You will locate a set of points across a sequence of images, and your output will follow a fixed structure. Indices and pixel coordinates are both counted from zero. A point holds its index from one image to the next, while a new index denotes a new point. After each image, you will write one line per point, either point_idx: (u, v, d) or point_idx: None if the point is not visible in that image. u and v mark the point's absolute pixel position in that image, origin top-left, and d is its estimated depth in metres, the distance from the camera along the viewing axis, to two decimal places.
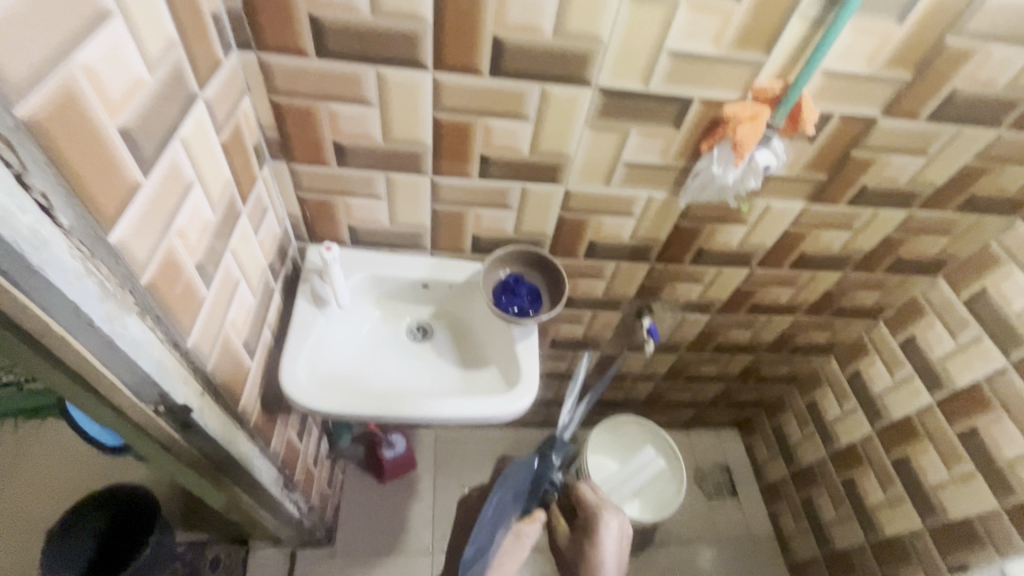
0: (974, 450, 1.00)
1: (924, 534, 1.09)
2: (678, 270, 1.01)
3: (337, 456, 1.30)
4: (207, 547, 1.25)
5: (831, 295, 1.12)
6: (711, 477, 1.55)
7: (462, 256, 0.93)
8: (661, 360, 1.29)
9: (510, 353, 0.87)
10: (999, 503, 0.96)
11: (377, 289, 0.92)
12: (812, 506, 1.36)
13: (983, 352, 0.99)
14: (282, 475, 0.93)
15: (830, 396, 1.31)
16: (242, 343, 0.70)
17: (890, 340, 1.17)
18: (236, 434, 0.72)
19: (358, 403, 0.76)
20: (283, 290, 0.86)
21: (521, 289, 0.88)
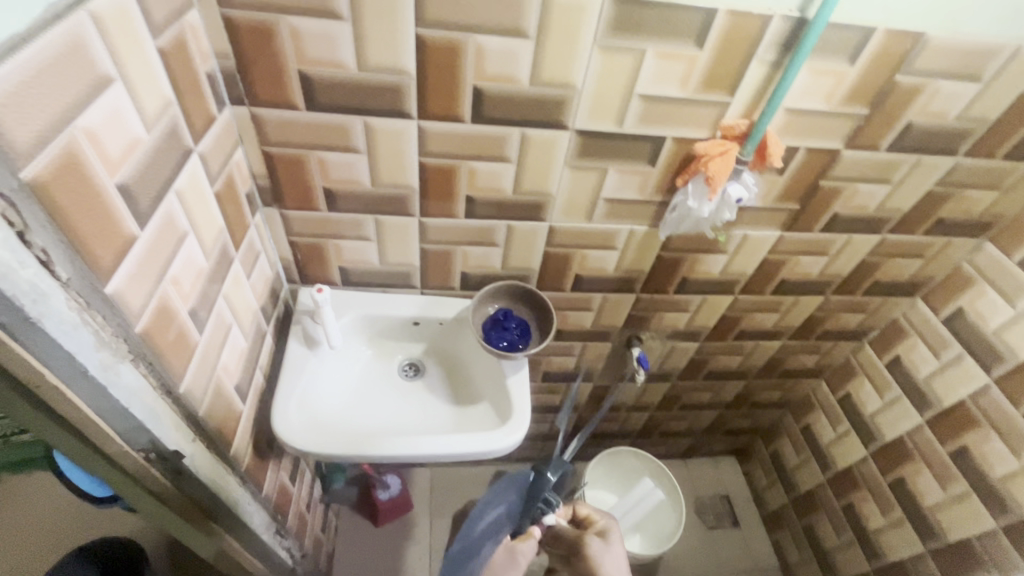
0: (967, 469, 1.00)
1: (927, 557, 1.08)
2: (663, 300, 1.03)
3: (330, 500, 1.27)
4: None
5: (815, 319, 1.15)
6: (712, 507, 1.53)
7: (451, 292, 0.95)
8: (654, 389, 1.30)
9: (501, 387, 0.87)
10: (996, 522, 0.96)
11: (368, 328, 0.93)
12: (815, 534, 1.35)
13: (966, 369, 1.00)
14: (275, 521, 0.91)
15: (824, 419, 1.32)
16: (234, 387, 0.71)
17: (876, 362, 1.18)
18: (227, 478, 0.71)
19: (351, 443, 0.76)
20: (275, 333, 0.87)
21: (511, 323, 0.89)
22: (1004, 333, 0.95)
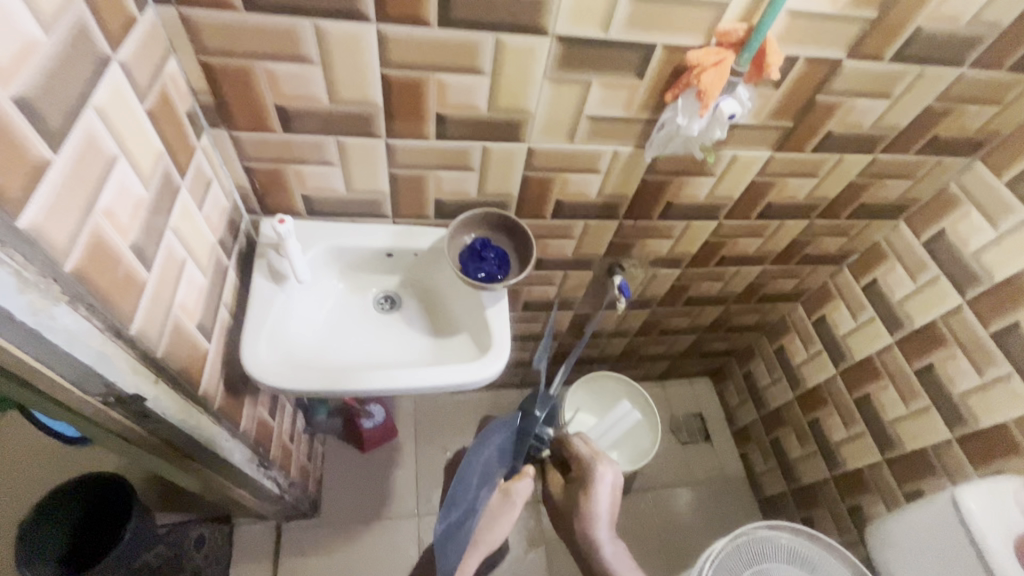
0: (930, 386, 1.04)
1: (883, 465, 1.15)
2: (647, 226, 1.00)
3: (314, 430, 1.29)
4: (191, 526, 1.24)
5: (797, 244, 1.14)
6: (686, 424, 1.61)
7: (425, 221, 0.90)
8: (634, 315, 1.30)
9: (481, 319, 0.85)
10: (951, 434, 1.01)
11: (340, 261, 0.89)
12: (781, 446, 1.42)
13: (941, 291, 1.02)
14: (257, 453, 0.91)
15: (798, 341, 1.35)
16: (195, 326, 0.66)
17: (853, 285, 1.20)
18: (199, 418, 0.69)
19: (328, 380, 0.74)
20: (238, 267, 0.82)
21: (489, 254, 0.85)
22: (983, 256, 0.95)
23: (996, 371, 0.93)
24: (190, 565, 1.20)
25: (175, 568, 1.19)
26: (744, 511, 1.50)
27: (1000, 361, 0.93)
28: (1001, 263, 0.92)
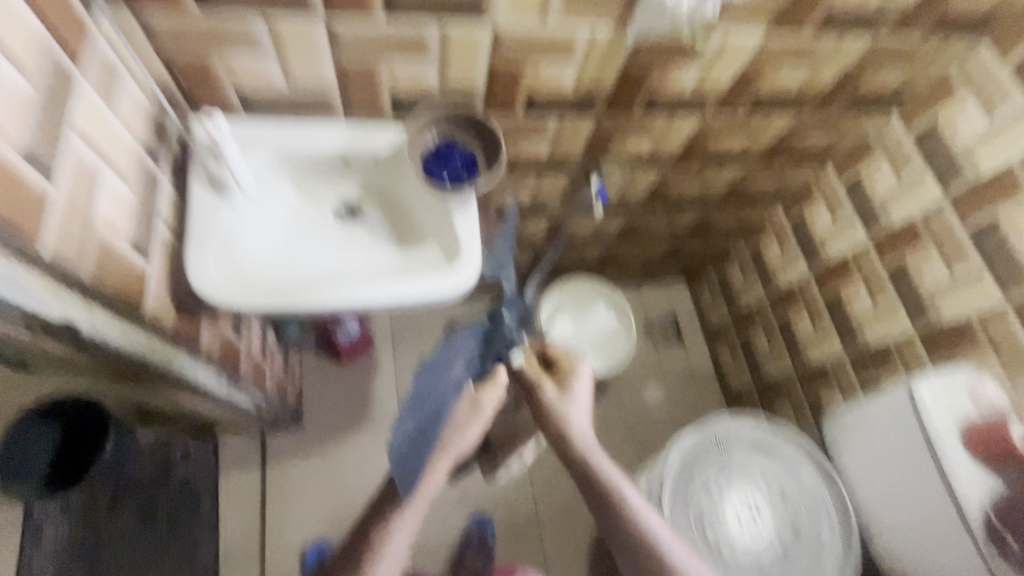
0: (901, 283, 1.05)
1: (845, 359, 1.19)
2: (627, 122, 0.92)
3: (288, 345, 1.27)
4: (174, 441, 1.26)
5: (785, 140, 1.07)
6: (659, 325, 1.64)
7: (381, 119, 0.81)
8: (612, 219, 1.25)
9: (448, 227, 0.79)
10: (914, 329, 1.04)
11: (289, 167, 0.80)
12: (749, 344, 1.47)
13: (925, 187, 0.99)
14: (225, 371, 0.88)
15: (775, 242, 1.34)
16: (129, 247, 0.60)
17: (837, 182, 1.16)
18: (152, 342, 0.65)
19: (284, 296, 0.69)
20: (173, 177, 0.73)
21: (455, 155, 0.77)
22: (973, 149, 0.91)
23: (968, 267, 0.94)
24: (178, 475, 1.24)
25: (165, 479, 1.23)
26: (710, 404, 1.58)
27: (973, 257, 0.93)
28: (990, 155, 0.89)
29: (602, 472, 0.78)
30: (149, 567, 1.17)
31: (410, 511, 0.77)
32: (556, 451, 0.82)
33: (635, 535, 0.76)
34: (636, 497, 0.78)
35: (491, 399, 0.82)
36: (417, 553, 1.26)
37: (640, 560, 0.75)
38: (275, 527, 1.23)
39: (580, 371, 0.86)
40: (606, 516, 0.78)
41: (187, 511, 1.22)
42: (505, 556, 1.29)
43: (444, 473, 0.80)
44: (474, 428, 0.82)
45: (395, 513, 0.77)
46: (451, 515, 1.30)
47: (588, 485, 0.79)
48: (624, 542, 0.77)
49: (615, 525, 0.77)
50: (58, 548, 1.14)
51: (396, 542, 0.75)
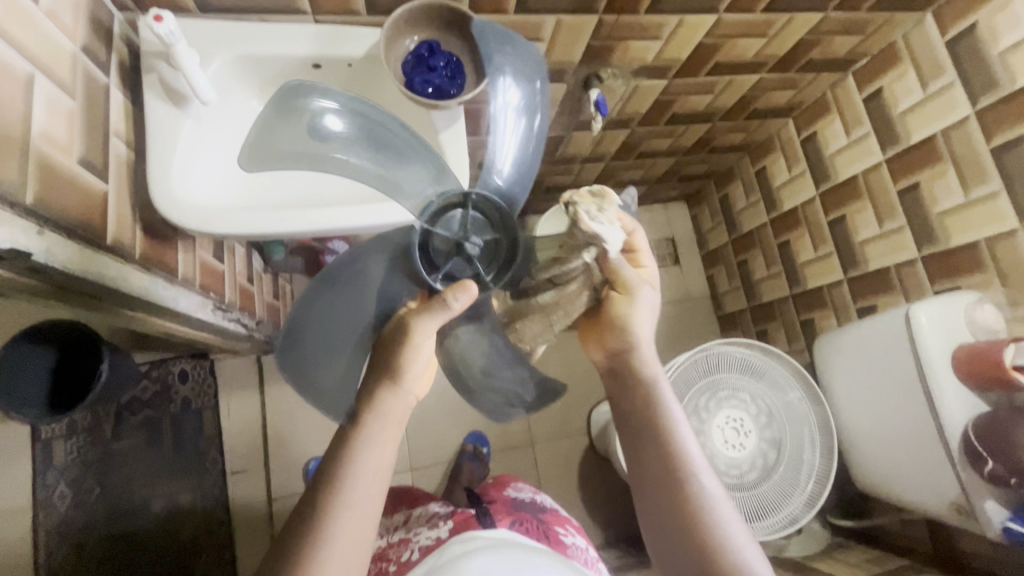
0: (910, 205, 1.00)
1: (843, 284, 1.17)
2: (631, 24, 0.82)
3: (276, 270, 1.23)
4: (171, 363, 1.27)
5: (803, 46, 0.98)
6: (656, 249, 1.60)
7: (356, 20, 0.72)
8: (612, 137, 1.18)
9: (432, 145, 0.73)
10: (918, 253, 1.01)
11: (255, 75, 0.72)
12: (746, 268, 1.45)
13: (952, 100, 0.91)
14: (209, 298, 0.86)
15: (782, 161, 1.27)
16: (76, 162, 0.56)
17: (855, 95, 1.07)
18: (119, 266, 0.62)
19: (257, 220, 0.65)
20: (125, 86, 0.66)
21: (437, 62, 0.70)
22: (1010, 56, 0.83)
23: (984, 189, 0.89)
24: (179, 396, 1.26)
25: (165, 399, 1.26)
26: (704, 327, 1.59)
27: (992, 178, 0.88)
28: None
29: (659, 403, 0.60)
30: (160, 479, 1.22)
31: (370, 445, 0.54)
32: (603, 358, 0.64)
33: (687, 494, 0.55)
34: (694, 446, 0.58)
35: (423, 333, 0.55)
36: (415, 467, 1.32)
37: (683, 535, 0.54)
38: (278, 442, 1.28)
39: (643, 300, 0.60)
40: (651, 457, 0.58)
41: (190, 429, 1.26)
42: (500, 470, 1.35)
43: (409, 400, 0.57)
44: (417, 368, 0.56)
45: (338, 481, 0.52)
46: (447, 433, 1.35)
47: (635, 411, 0.60)
48: (662, 504, 0.56)
49: (659, 469, 0.57)
50: (70, 463, 1.19)
51: (348, 505, 0.51)
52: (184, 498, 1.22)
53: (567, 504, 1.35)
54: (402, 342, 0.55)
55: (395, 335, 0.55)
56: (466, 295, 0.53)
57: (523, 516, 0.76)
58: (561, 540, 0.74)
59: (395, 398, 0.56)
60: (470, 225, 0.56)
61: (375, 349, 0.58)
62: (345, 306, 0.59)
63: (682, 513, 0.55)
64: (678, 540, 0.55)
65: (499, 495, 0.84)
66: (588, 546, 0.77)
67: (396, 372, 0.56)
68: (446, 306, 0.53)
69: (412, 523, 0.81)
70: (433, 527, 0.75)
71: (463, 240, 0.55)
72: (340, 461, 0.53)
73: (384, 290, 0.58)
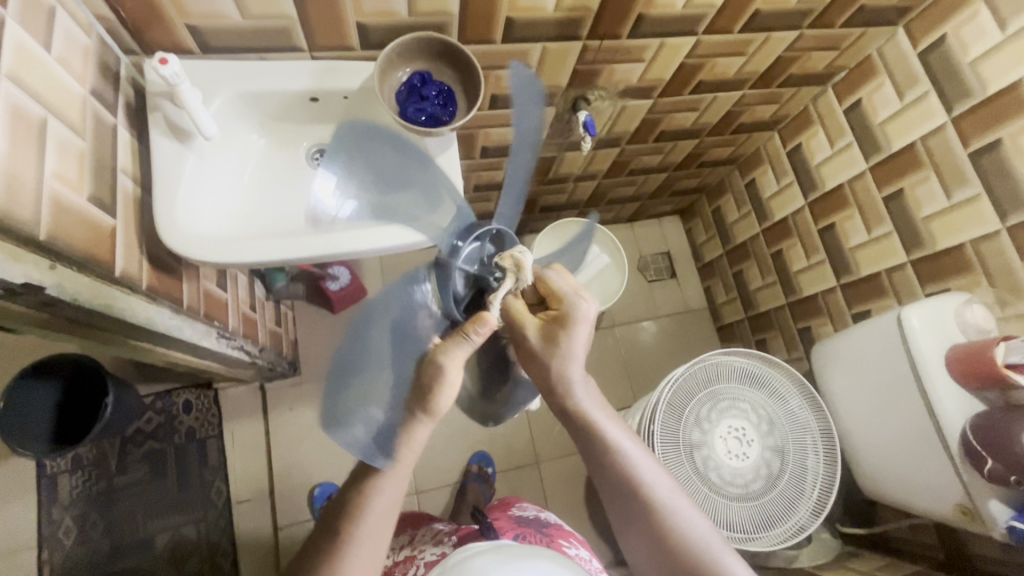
0: (896, 210, 1.03)
1: (837, 291, 1.19)
2: (614, 48, 0.86)
3: (278, 297, 1.25)
4: (176, 393, 1.28)
5: (782, 62, 1.01)
6: (653, 264, 1.62)
7: (351, 55, 0.75)
8: (603, 156, 1.21)
9: None
10: (907, 257, 1.03)
11: (256, 110, 0.76)
12: (742, 278, 1.46)
13: (928, 108, 0.94)
14: (214, 326, 0.88)
15: (770, 172, 1.30)
16: (86, 199, 0.58)
17: (836, 107, 1.11)
18: (127, 297, 0.64)
19: (260, 249, 0.67)
20: (131, 125, 0.69)
21: (430, 91, 0.73)
22: (980, 65, 0.86)
23: (965, 192, 0.91)
24: (183, 426, 1.27)
25: (170, 430, 1.26)
26: (705, 339, 1.60)
27: (972, 182, 0.90)
28: (997, 72, 0.84)
29: (602, 432, 0.64)
30: (164, 512, 1.22)
31: (386, 482, 0.59)
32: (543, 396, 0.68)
33: (649, 512, 0.62)
34: (643, 463, 0.64)
35: (452, 363, 0.58)
36: (420, 490, 1.31)
37: (654, 543, 0.61)
38: (283, 469, 1.28)
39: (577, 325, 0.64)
40: (609, 483, 0.64)
41: (194, 460, 1.26)
42: (506, 490, 1.35)
43: (424, 437, 0.61)
44: (447, 399, 0.59)
45: (355, 515, 0.57)
46: (451, 454, 1.35)
47: (584, 444, 0.66)
48: (632, 522, 0.63)
49: (620, 492, 0.63)
50: (75, 498, 1.19)
51: (366, 537, 0.57)
52: (189, 530, 1.22)
53: (575, 522, 1.33)
54: (437, 376, 0.58)
55: (429, 375, 0.59)
56: (487, 327, 0.58)
57: (527, 530, 0.77)
58: (565, 552, 0.73)
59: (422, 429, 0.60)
60: (488, 260, 0.61)
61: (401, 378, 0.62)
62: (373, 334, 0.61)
63: (648, 528, 0.62)
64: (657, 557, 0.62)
65: (503, 514, 0.84)
66: (592, 558, 0.76)
67: (430, 402, 0.59)
68: (469, 339, 0.58)
69: (416, 541, 0.81)
70: (437, 543, 0.76)
71: (486, 277, 0.60)
72: (363, 492, 0.58)
73: (407, 323, 0.61)
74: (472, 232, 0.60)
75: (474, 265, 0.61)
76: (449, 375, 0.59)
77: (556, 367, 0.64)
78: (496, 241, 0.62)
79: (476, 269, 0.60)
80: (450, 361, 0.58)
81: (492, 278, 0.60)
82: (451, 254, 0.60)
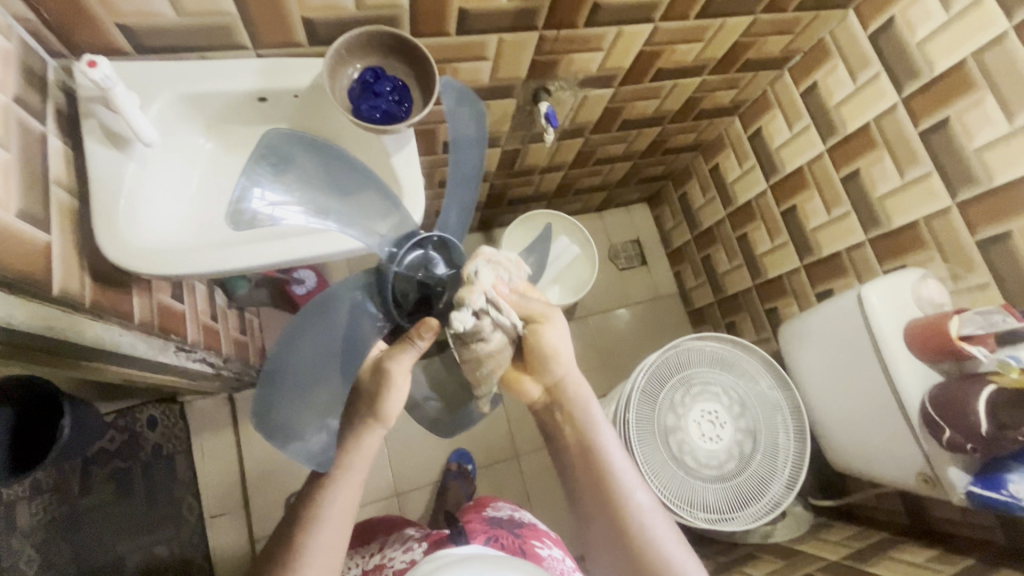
0: (853, 190, 1.05)
1: (800, 271, 1.21)
2: (571, 38, 0.85)
3: (241, 305, 1.21)
4: (139, 410, 1.24)
5: (738, 48, 1.02)
6: (623, 252, 1.63)
7: (299, 51, 0.72)
8: (568, 146, 1.20)
9: (386, 168, 0.74)
10: (865, 236, 1.05)
11: (201, 112, 0.72)
12: (710, 262, 1.48)
13: (880, 89, 0.96)
14: (172, 339, 0.84)
15: (733, 157, 1.32)
16: (14, 216, 0.54)
17: (792, 91, 1.12)
18: (75, 319, 0.62)
19: (212, 261, 0.64)
20: (64, 133, 0.65)
21: (384, 87, 0.71)
22: (927, 46, 0.88)
23: (917, 171, 0.94)
24: (149, 443, 1.22)
25: (134, 448, 1.22)
26: (676, 325, 1.62)
27: (923, 160, 0.93)
28: (943, 52, 0.86)
29: (595, 431, 0.66)
30: (132, 533, 1.17)
31: (339, 491, 0.61)
32: (541, 385, 0.69)
33: (622, 515, 0.63)
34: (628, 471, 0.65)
35: (399, 369, 0.63)
36: (401, 492, 1.30)
37: (619, 550, 0.63)
38: (257, 480, 1.25)
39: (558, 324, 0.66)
40: (590, 482, 0.65)
41: (163, 477, 1.22)
42: (487, 486, 1.34)
43: (376, 446, 0.65)
44: (395, 405, 0.64)
45: (307, 524, 0.59)
46: (430, 454, 1.34)
47: (575, 440, 0.67)
48: (601, 526, 0.64)
49: (596, 493, 0.65)
50: (35, 525, 1.13)
51: (317, 543, 0.59)
52: (162, 549, 1.18)
53: (557, 514, 1.34)
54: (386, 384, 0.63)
55: (375, 384, 0.63)
56: (430, 331, 0.61)
57: (500, 531, 0.77)
58: (537, 554, 0.74)
59: (373, 435, 0.64)
60: (431, 267, 0.67)
61: (354, 396, 0.66)
62: (326, 339, 0.65)
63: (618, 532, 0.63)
64: (617, 557, 0.63)
65: (477, 515, 0.84)
66: (565, 556, 0.77)
67: (378, 408, 0.64)
68: (415, 345, 0.62)
69: (387, 548, 0.80)
70: (407, 550, 0.76)
71: (429, 284, 0.66)
72: (314, 496, 0.61)
73: (347, 331, 0.66)
74: (409, 240, 0.67)
75: (417, 274, 0.66)
76: (395, 380, 0.63)
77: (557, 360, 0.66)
78: (439, 249, 0.68)
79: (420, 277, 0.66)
80: (392, 368, 0.63)
81: (436, 286, 0.66)
82: (389, 261, 0.66)
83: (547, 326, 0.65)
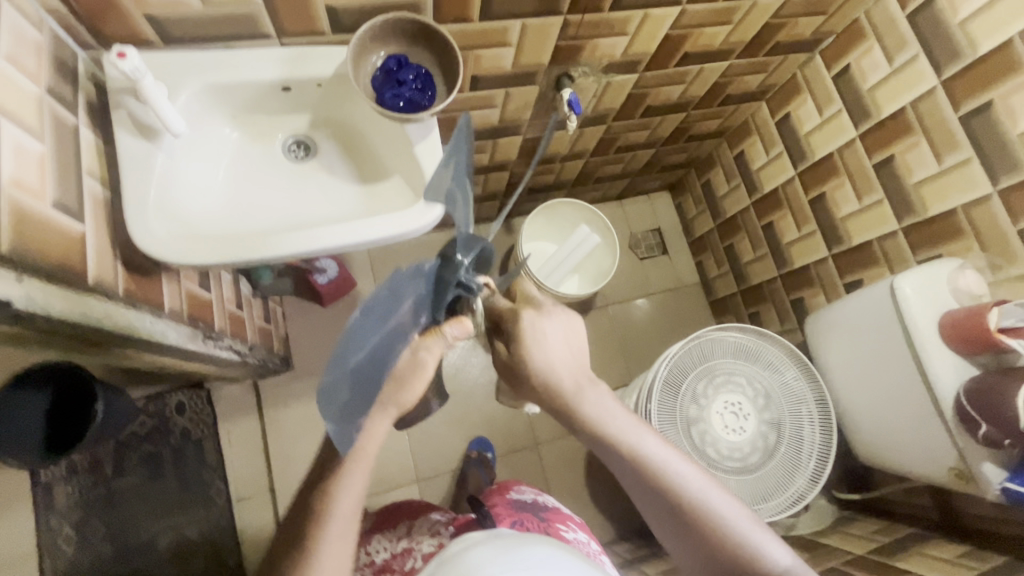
0: (887, 178, 1.02)
1: (828, 261, 1.18)
2: (596, 22, 0.83)
3: (265, 294, 1.23)
4: (167, 396, 1.27)
5: (768, 30, 0.99)
6: (644, 241, 1.61)
7: (322, 40, 0.72)
8: (590, 134, 1.18)
9: (409, 158, 0.74)
10: (898, 225, 1.02)
11: (226, 102, 0.72)
12: (734, 252, 1.46)
13: (918, 72, 0.92)
14: (198, 328, 0.85)
15: (759, 144, 1.28)
16: (50, 207, 0.55)
17: (824, 74, 1.09)
18: (109, 309, 0.63)
19: (240, 249, 0.65)
20: (94, 124, 0.66)
21: (407, 76, 0.70)
22: (969, 26, 0.84)
23: (957, 157, 0.90)
24: (178, 428, 1.26)
25: (164, 432, 1.25)
26: (698, 315, 1.60)
27: (963, 146, 0.89)
28: (988, 31, 0.82)
29: (619, 438, 0.62)
30: (163, 514, 1.21)
31: (350, 483, 0.58)
32: (544, 406, 0.67)
33: (681, 507, 0.59)
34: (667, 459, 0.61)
35: (430, 356, 0.61)
36: (421, 479, 1.31)
37: (691, 540, 0.59)
38: (282, 465, 1.28)
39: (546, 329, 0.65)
40: (634, 486, 0.62)
41: (191, 460, 1.25)
42: (507, 473, 1.35)
43: (383, 432, 0.61)
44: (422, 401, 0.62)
45: (323, 517, 0.57)
46: (450, 442, 1.35)
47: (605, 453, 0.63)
48: (666, 522, 0.61)
49: (648, 494, 0.61)
50: (72, 505, 1.17)
51: (332, 535, 0.56)
52: (192, 530, 1.21)
53: (576, 501, 1.35)
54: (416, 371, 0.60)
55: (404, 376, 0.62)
56: (460, 328, 0.62)
57: (525, 515, 0.78)
58: (562, 536, 0.74)
59: (381, 420, 0.60)
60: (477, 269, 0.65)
61: None
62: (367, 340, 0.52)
63: (683, 529, 0.59)
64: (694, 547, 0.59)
65: (501, 499, 0.84)
66: (591, 540, 0.77)
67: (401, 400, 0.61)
68: (443, 337, 0.62)
69: (413, 532, 0.81)
70: (434, 534, 0.77)
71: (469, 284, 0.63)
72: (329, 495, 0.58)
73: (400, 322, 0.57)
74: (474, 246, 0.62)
75: (467, 273, 0.62)
76: (425, 368, 0.61)
77: (546, 375, 0.65)
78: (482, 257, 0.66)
79: (467, 278, 0.62)
80: (426, 356, 0.60)
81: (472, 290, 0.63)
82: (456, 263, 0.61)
83: (529, 348, 0.64)
